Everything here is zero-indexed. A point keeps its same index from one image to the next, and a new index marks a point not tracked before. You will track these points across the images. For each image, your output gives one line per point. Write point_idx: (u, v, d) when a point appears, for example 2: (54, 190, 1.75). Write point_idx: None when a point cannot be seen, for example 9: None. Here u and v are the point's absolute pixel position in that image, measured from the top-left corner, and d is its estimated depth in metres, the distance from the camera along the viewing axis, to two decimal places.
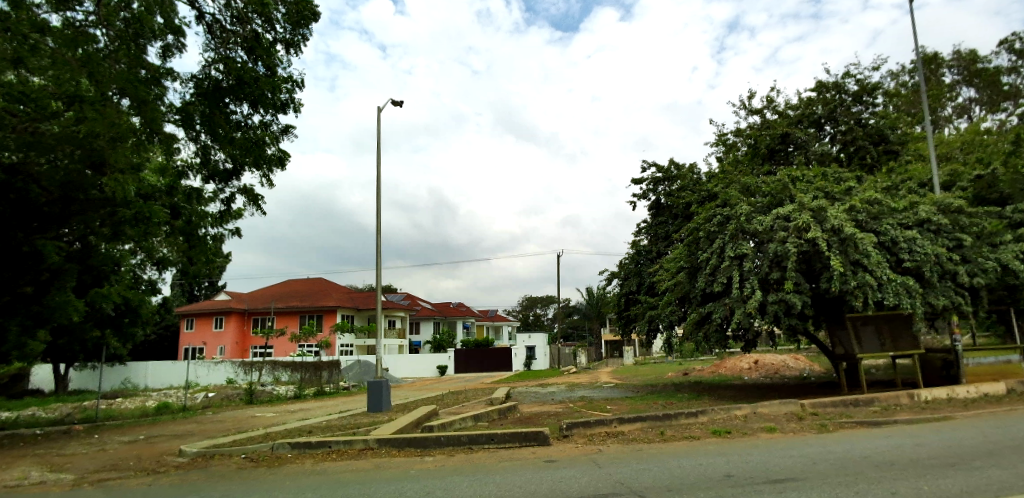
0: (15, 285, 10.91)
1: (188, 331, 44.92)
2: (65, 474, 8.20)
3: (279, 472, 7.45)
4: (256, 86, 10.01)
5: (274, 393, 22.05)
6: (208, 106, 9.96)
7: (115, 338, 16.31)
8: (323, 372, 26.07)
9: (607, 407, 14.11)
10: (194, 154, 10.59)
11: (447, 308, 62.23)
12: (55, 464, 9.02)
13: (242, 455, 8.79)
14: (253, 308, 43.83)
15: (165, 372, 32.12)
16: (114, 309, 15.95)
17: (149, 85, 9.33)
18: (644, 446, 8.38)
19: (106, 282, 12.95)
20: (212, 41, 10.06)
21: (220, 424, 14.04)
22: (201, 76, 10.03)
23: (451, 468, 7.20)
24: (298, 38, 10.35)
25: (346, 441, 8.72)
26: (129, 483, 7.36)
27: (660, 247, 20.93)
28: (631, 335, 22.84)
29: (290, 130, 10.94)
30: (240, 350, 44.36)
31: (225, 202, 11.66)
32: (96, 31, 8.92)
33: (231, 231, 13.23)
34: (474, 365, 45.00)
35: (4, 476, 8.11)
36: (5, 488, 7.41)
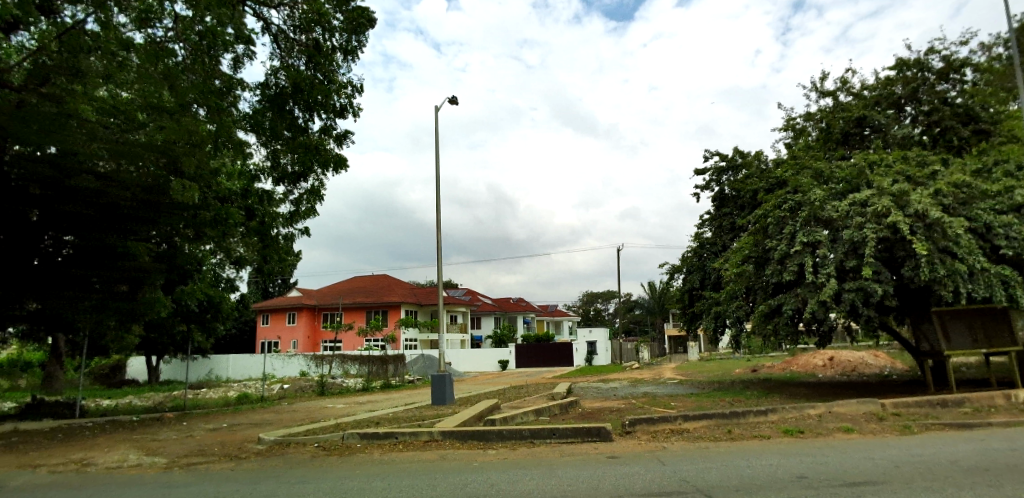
0: (114, 284, 11.99)
1: (264, 326, 47.57)
2: (158, 457, 8.89)
3: (349, 460, 7.80)
4: (312, 91, 10.43)
5: (344, 385, 22.99)
6: (273, 111, 10.53)
7: (199, 332, 17.57)
8: (389, 366, 26.90)
9: (671, 403, 13.86)
10: (265, 158, 11.14)
11: (509, 303, 62.75)
12: (150, 448, 9.80)
13: (316, 444, 9.22)
14: (323, 304, 45.71)
15: (244, 364, 34.08)
16: (198, 305, 17.18)
17: (222, 94, 10.03)
18: (710, 445, 8.16)
19: (190, 280, 14.01)
20: (276, 50, 10.60)
21: (294, 414, 14.74)
22: (267, 83, 10.58)
23: (510, 461, 7.31)
24: (355, 45, 10.68)
25: (412, 433, 8.99)
26: (214, 467, 7.92)
27: (724, 239, 20.29)
28: (696, 331, 22.27)
29: (349, 134, 11.30)
30: (312, 344, 46.40)
31: (294, 203, 12.22)
32: (174, 45, 9.56)
33: (301, 231, 13.82)
34: (537, 360, 45.04)
35: (106, 458, 8.89)
36: (108, 469, 8.13)
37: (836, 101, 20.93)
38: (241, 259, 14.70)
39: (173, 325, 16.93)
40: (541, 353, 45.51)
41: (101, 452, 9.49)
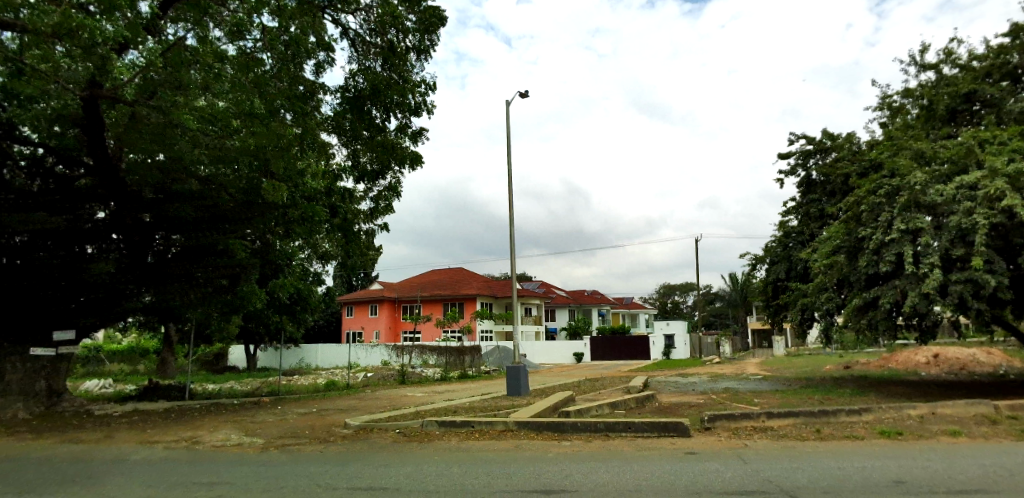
0: (214, 279, 12.81)
1: (349, 317, 49.91)
2: (257, 438, 9.63)
3: (428, 446, 8.14)
4: (388, 92, 10.85)
5: (423, 374, 23.80)
6: (353, 113, 11.02)
7: (290, 323, 18.74)
8: (466, 356, 27.55)
9: (754, 400, 13.35)
10: (346, 158, 11.70)
11: (584, 295, 62.43)
12: (250, 429, 10.61)
13: (397, 430, 9.66)
14: (403, 296, 47.34)
15: (332, 353, 35.97)
16: (289, 297, 18.32)
17: (306, 99, 10.54)
18: (797, 444, 7.81)
19: (282, 273, 14.97)
20: (354, 54, 11.06)
21: (377, 401, 15.46)
22: (347, 86, 11.07)
23: (587, 453, 7.34)
24: (428, 44, 10.98)
25: (488, 422, 9.22)
26: (305, 449, 8.51)
27: (812, 228, 19.21)
28: (781, 325, 21.28)
29: (423, 131, 11.67)
30: (393, 335, 48.26)
31: (374, 200, 12.77)
32: (263, 55, 10.17)
33: (380, 226, 14.42)
34: (613, 353, 44.58)
35: (212, 438, 9.77)
36: (214, 447, 8.93)
37: (940, 75, 19.21)
38: (327, 253, 15.52)
39: (268, 315, 18.15)
40: (617, 346, 44.99)
41: (208, 432, 10.41)
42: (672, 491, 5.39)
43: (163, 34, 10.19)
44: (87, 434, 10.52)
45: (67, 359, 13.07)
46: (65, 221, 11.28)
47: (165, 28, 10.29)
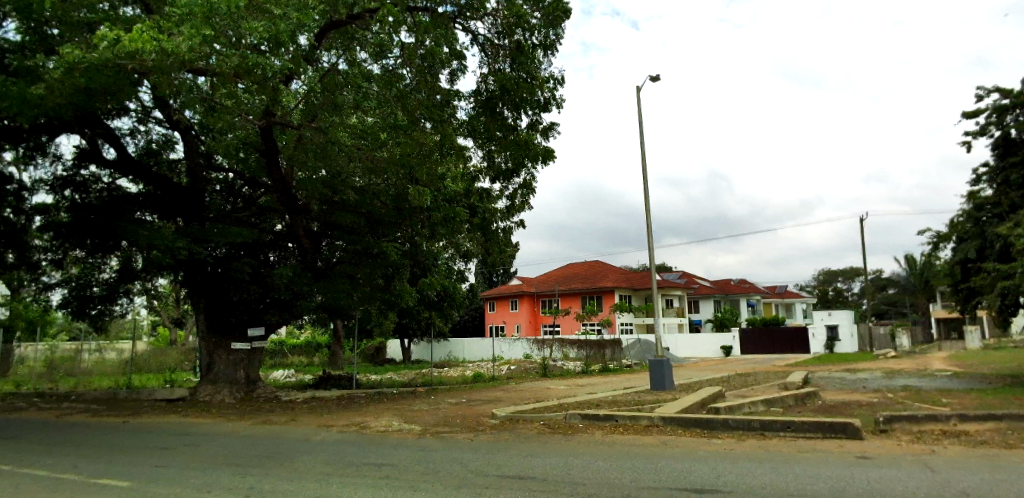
0: (372, 279, 13.98)
1: (492, 311, 51.91)
2: (415, 425, 10.44)
3: (573, 439, 8.29)
4: (517, 90, 11.18)
5: (565, 368, 24.08)
6: (486, 114, 11.48)
7: (439, 318, 20.01)
8: (607, 350, 27.37)
9: (941, 400, 11.72)
10: (482, 159, 12.16)
11: (731, 284, 58.97)
12: (409, 417, 11.51)
13: (542, 422, 9.92)
14: (542, 291, 48.20)
15: (477, 346, 37.66)
16: (437, 294, 19.51)
17: (443, 108, 11.00)
18: (1001, 453, 6.74)
19: (429, 273, 16.00)
20: (485, 58, 11.44)
21: (522, 393, 15.94)
22: (479, 90, 11.51)
23: (741, 453, 6.98)
24: (554, 39, 11.09)
25: (632, 416, 9.16)
26: (458, 436, 9.09)
27: (1012, 197, 16.36)
28: (973, 312, 18.42)
29: (554, 126, 11.76)
30: (534, 328, 49.39)
31: (509, 197, 13.16)
32: (403, 70, 10.85)
33: (517, 223, 14.82)
34: (766, 346, 41.59)
35: (377, 423, 10.77)
36: (379, 432, 9.87)
37: None
38: (469, 252, 16.28)
39: (420, 311, 19.50)
40: (770, 338, 41.91)
41: (373, 418, 11.46)
42: (844, 496, 4.97)
43: (319, 63, 11.27)
44: (278, 416, 12.12)
45: (259, 353, 15.09)
46: (252, 234, 13.11)
47: (321, 56, 11.43)
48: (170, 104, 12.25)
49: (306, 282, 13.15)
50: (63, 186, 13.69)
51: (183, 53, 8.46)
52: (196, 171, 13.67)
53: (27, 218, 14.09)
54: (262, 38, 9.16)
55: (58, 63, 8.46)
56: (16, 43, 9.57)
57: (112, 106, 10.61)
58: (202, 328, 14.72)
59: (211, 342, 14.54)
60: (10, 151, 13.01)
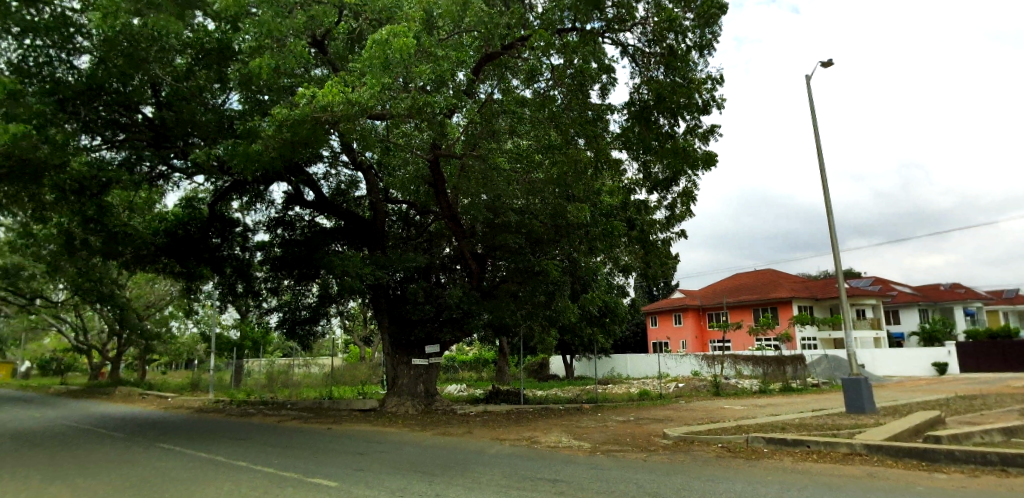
0: (535, 296, 14.37)
1: (654, 326, 50.34)
2: (585, 442, 10.41)
3: (757, 464, 7.67)
4: (674, 96, 10.71)
5: (740, 386, 22.44)
6: (640, 125, 11.20)
7: (601, 334, 19.88)
8: (788, 367, 25.01)
9: None
10: (638, 171, 11.95)
11: (939, 290, 50.77)
12: (578, 434, 11.52)
13: (720, 444, 9.33)
14: (708, 303, 45.69)
15: (641, 363, 36.68)
16: (598, 310, 19.42)
17: (597, 123, 10.97)
18: None
19: (590, 288, 16.01)
20: (636, 69, 11.36)
21: (694, 413, 15.15)
22: (632, 101, 11.34)
23: (975, 492, 5.90)
24: (709, 38, 10.61)
25: (828, 443, 8.24)
26: (630, 456, 8.87)
27: None
28: None
29: (714, 129, 11.19)
30: (701, 344, 46.91)
31: (669, 208, 12.74)
32: (554, 91, 11.07)
33: (677, 233, 14.30)
34: (993, 363, 34.95)
35: (547, 439, 10.94)
36: (550, 447, 10.02)
37: None
38: (629, 266, 16.01)
39: (582, 328, 19.56)
40: (999, 354, 35.12)
41: (543, 434, 11.67)
42: None
43: (477, 94, 11.99)
44: (455, 429, 12.88)
45: (435, 368, 16.12)
46: (425, 258, 14.24)
47: (478, 87, 12.10)
48: (354, 147, 13.70)
49: (474, 301, 13.94)
50: (275, 225, 16.07)
51: (363, 101, 9.54)
52: (376, 205, 15.13)
53: (250, 254, 16.75)
54: (428, 78, 9.96)
55: (271, 123, 9.96)
56: (239, 109, 11.46)
57: (310, 155, 12.23)
58: (386, 346, 16.15)
59: (394, 358, 15.89)
60: (237, 200, 15.64)
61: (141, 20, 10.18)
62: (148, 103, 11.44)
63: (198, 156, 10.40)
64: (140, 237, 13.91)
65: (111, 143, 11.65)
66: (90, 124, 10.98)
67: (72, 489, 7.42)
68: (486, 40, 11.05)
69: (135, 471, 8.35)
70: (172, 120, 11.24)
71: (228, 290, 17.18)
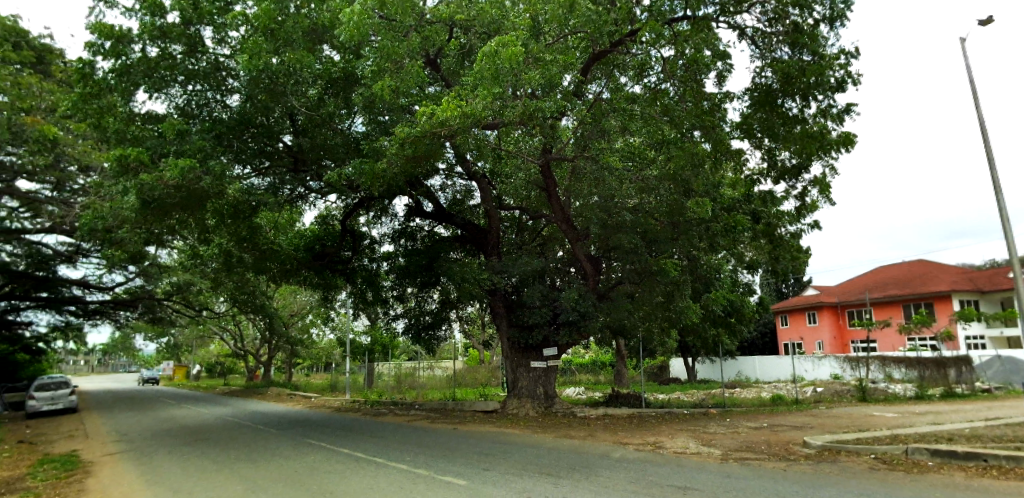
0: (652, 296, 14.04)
1: (785, 326, 46.92)
2: (715, 449, 9.94)
3: (921, 479, 6.85)
4: (803, 75, 9.81)
5: (891, 391, 20.24)
6: (764, 111, 10.53)
7: (727, 335, 18.90)
8: (950, 370, 22.15)
9: None
10: (762, 160, 11.23)
11: None
12: (706, 440, 11.02)
13: (872, 455, 8.47)
14: (847, 300, 41.78)
15: (772, 365, 34.33)
16: (723, 310, 18.48)
17: (714, 113, 10.34)
18: None
19: (712, 287, 15.29)
20: (756, 52, 10.64)
21: (837, 420, 13.89)
22: (753, 86, 10.65)
23: None
24: (840, 9, 9.73)
25: (1011, 457, 7.20)
26: (767, 465, 8.32)
27: None
28: None
29: (851, 107, 10.21)
30: (841, 344, 42.97)
31: (799, 197, 11.82)
32: (665, 85, 10.68)
33: (810, 224, 13.22)
34: None
35: (673, 444, 10.57)
36: (678, 453, 9.68)
37: None
38: (755, 262, 15.08)
39: (705, 328, 18.71)
40: None
41: (668, 439, 11.30)
42: None
43: (586, 95, 11.92)
44: (577, 432, 12.85)
45: (554, 371, 16.15)
46: (540, 262, 14.40)
47: (587, 88, 12.01)
48: (467, 157, 14.13)
49: (591, 303, 13.80)
50: (399, 237, 17.03)
51: (476, 113, 9.85)
52: (490, 212, 15.50)
53: (378, 265, 17.91)
54: (538, 83, 10.05)
55: (393, 141, 10.57)
56: (364, 131, 12.29)
57: (428, 168, 12.84)
58: (505, 348, 16.44)
59: (514, 360, 16.13)
60: (365, 214, 16.78)
61: (279, 58, 11.26)
62: (287, 132, 12.60)
63: (330, 177, 11.29)
64: (284, 253, 15.36)
65: (259, 171, 12.98)
66: (241, 155, 12.32)
67: (241, 477, 8.32)
68: (593, 41, 10.97)
69: (293, 464, 9.20)
70: (307, 145, 12.30)
71: (359, 299, 18.48)
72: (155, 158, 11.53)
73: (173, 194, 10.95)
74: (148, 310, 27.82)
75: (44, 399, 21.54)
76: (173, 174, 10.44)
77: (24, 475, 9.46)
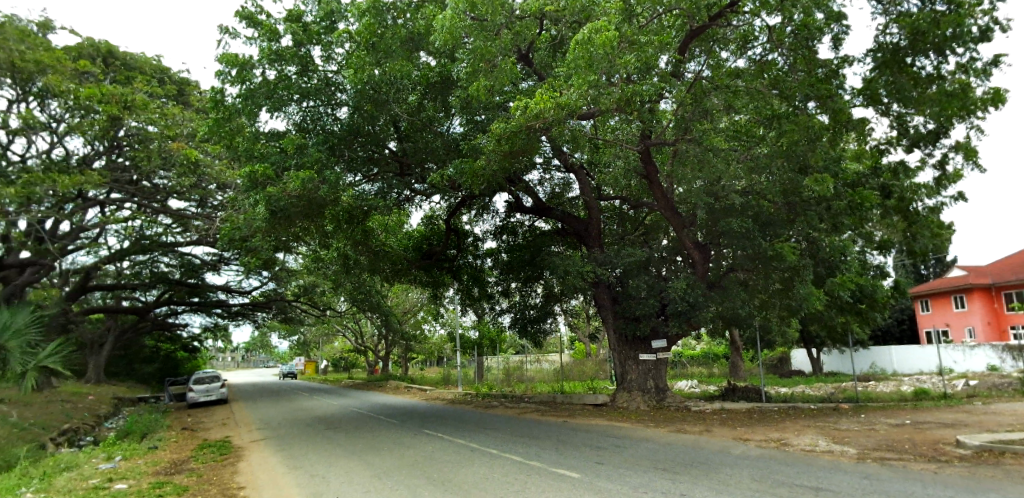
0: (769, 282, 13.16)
1: (926, 313, 42.23)
2: (848, 447, 9.10)
3: None
4: (936, 29, 8.71)
5: None
6: (890, 73, 9.43)
7: (857, 323, 17.30)
8: None
9: None
10: (891, 128, 10.09)
11: None
12: (838, 437, 10.12)
13: None
14: (1003, 281, 36.79)
15: (912, 356, 31.03)
16: (850, 296, 16.93)
17: (829, 81, 9.59)
18: None
19: (837, 271, 14.05)
20: (879, 7, 9.56)
21: (997, 417, 12.23)
22: (876, 46, 9.60)
23: None
24: None
25: None
26: (913, 466, 7.46)
27: None
28: None
29: (1000, 58, 8.90)
30: (997, 331, 37.94)
31: (939, 166, 10.48)
32: (772, 55, 10.08)
33: (954, 196, 11.68)
34: None
35: (799, 442, 9.82)
36: (805, 451, 8.97)
37: None
38: (888, 242, 13.65)
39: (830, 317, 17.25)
40: None
41: (794, 435, 10.52)
42: None
43: (685, 74, 11.35)
44: (692, 427, 12.32)
45: (664, 364, 15.60)
46: (644, 252, 13.96)
47: (686, 68, 11.45)
48: (564, 149, 13.99)
49: (701, 292, 13.16)
50: (501, 233, 17.25)
51: (571, 104, 9.70)
52: (590, 203, 15.27)
53: (481, 261, 18.26)
54: (634, 67, 9.71)
55: (490, 138, 10.70)
56: (462, 132, 12.56)
57: (526, 163, 12.88)
58: (611, 341, 16.11)
59: (621, 353, 15.74)
60: (467, 213, 17.16)
61: (380, 69, 11.79)
62: (392, 138, 13.17)
63: (434, 178, 11.64)
64: (394, 254, 16.10)
65: (369, 177, 13.69)
66: (352, 163, 13.07)
67: (365, 465, 8.81)
68: (689, 17, 10.42)
69: (411, 454, 9.60)
70: (411, 150, 12.79)
71: (466, 295, 18.99)
72: (279, 171, 12.53)
73: (294, 204, 11.83)
74: (280, 310, 30.46)
75: (201, 392, 24.26)
76: (294, 185, 11.32)
77: (187, 458, 10.68)
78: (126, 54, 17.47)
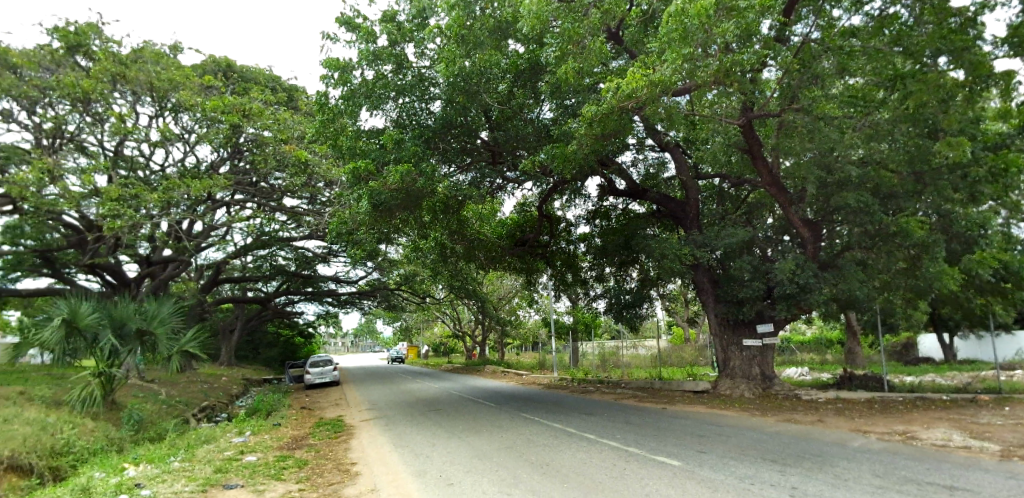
0: None
1: None
2: (990, 443, 8.13)
3: None
4: None
5: None
6: None
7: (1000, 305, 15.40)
8: None
9: None
10: None
11: None
12: (978, 432, 9.07)
13: None
14: None
15: None
16: (992, 275, 15.08)
17: (965, 32, 8.67)
18: None
19: (975, 247, 12.54)
20: None
21: None
22: None
23: None
24: None
25: None
26: None
27: None
28: None
29: None
30: None
31: None
32: (895, 9, 9.37)
33: None
34: None
35: (930, 435, 8.90)
36: (938, 446, 8.11)
37: None
38: None
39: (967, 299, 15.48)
40: None
41: (923, 429, 9.56)
42: None
43: (791, 39, 10.52)
44: (804, 416, 11.56)
45: (771, 349, 14.73)
46: (748, 232, 13.20)
47: (793, 30, 10.54)
48: (658, 128, 13.49)
49: (812, 273, 12.25)
50: (594, 217, 16.99)
51: (666, 81, 9.30)
52: (688, 183, 14.64)
53: (575, 246, 18.11)
54: (733, 35, 9.16)
55: (581, 121, 10.51)
56: (552, 117, 12.47)
57: (619, 145, 12.55)
58: (713, 326, 15.44)
59: (724, 338, 15.06)
60: (559, 198, 17.06)
61: (471, 60, 11.95)
62: (484, 128, 13.31)
63: (525, 165, 11.65)
64: (489, 242, 16.36)
65: (463, 167, 13.97)
66: (446, 154, 13.38)
67: (467, 446, 9.07)
68: None
69: (511, 437, 9.76)
70: (502, 139, 12.90)
71: (560, 280, 18.97)
72: (379, 166, 13.08)
73: (393, 196, 12.31)
74: (384, 299, 32.04)
75: (316, 374, 26.12)
76: (394, 178, 11.81)
77: (306, 435, 11.53)
78: (243, 66, 19.00)
